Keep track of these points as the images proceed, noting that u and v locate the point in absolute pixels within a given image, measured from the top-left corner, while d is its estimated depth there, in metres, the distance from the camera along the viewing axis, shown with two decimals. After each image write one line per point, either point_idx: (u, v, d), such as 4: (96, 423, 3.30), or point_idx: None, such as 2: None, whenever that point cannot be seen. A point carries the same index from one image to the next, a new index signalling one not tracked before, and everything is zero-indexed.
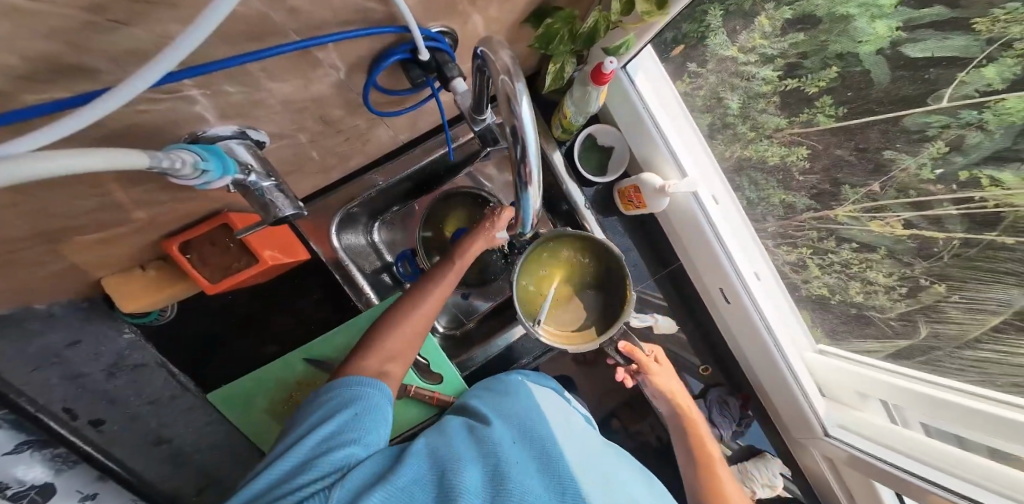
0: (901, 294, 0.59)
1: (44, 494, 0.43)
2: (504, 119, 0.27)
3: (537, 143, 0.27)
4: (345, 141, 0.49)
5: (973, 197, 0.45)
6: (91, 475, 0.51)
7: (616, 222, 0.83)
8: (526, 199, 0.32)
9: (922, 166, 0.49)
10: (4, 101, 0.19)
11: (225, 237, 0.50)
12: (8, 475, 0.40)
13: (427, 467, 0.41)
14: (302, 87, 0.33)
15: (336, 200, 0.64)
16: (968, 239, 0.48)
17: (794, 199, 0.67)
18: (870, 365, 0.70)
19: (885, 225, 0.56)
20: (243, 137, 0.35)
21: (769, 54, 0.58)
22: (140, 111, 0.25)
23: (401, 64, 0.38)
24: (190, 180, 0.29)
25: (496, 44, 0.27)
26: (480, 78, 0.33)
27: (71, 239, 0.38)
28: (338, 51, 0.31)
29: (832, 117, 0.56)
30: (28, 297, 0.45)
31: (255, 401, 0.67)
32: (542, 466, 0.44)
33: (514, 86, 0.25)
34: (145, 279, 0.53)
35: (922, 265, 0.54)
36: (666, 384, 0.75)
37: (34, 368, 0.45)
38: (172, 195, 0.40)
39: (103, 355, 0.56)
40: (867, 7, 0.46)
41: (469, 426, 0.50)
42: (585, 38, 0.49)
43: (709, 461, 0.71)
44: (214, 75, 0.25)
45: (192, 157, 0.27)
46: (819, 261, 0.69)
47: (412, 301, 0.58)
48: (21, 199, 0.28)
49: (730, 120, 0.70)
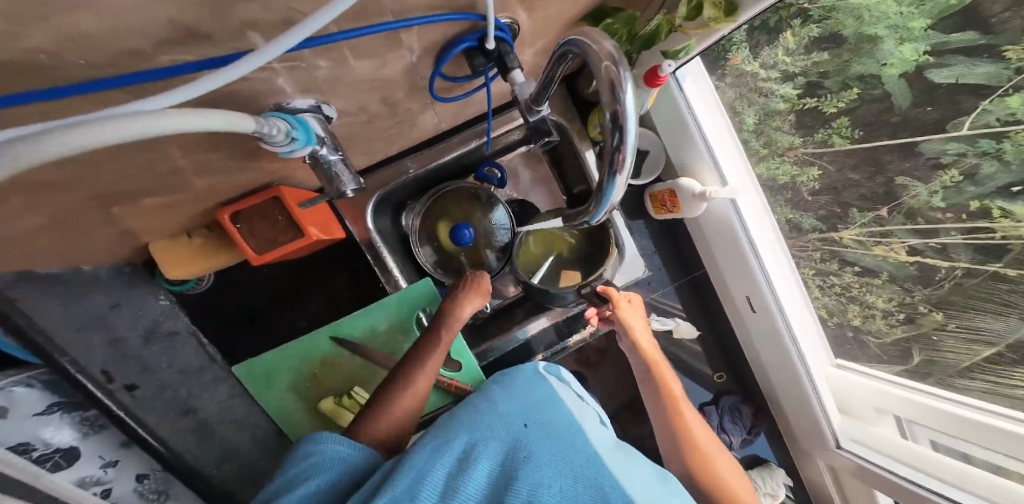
0: (899, 320, 0.62)
1: (70, 458, 0.45)
2: (602, 107, 0.28)
3: (635, 133, 0.28)
4: (395, 125, 0.50)
5: (985, 226, 0.48)
6: (114, 442, 0.52)
7: (642, 226, 0.85)
8: (609, 188, 0.31)
9: (933, 193, 0.51)
10: (142, 58, 0.19)
11: (274, 210, 0.51)
12: (36, 438, 0.43)
13: (437, 464, 0.44)
14: (377, 68, 0.33)
15: (374, 182, 0.66)
16: (972, 269, 0.51)
17: (800, 219, 0.69)
18: (889, 382, 0.69)
19: (889, 250, 0.59)
20: (318, 112, 0.35)
21: (790, 72, 0.59)
22: (245, 79, 0.25)
23: (465, 52, 0.38)
24: (279, 146, 0.30)
25: (595, 33, 0.28)
26: (557, 65, 0.34)
27: (133, 202, 0.38)
28: (419, 35, 0.31)
29: (848, 139, 0.57)
30: (72, 258, 0.46)
31: (277, 381, 0.69)
32: (556, 456, 0.45)
33: (620, 74, 0.26)
34: (191, 247, 0.54)
35: (923, 293, 0.58)
36: (633, 322, 0.69)
37: (77, 329, 0.47)
38: (230, 168, 0.40)
39: (139, 320, 0.58)
40: (896, 29, 0.47)
41: (470, 414, 0.51)
42: (645, 39, 0.51)
43: (673, 400, 0.64)
44: (315, 51, 0.26)
45: (285, 124, 0.28)
46: (820, 282, 0.71)
47: (403, 384, 0.58)
48: (109, 162, 0.28)
49: (743, 136, 0.71)
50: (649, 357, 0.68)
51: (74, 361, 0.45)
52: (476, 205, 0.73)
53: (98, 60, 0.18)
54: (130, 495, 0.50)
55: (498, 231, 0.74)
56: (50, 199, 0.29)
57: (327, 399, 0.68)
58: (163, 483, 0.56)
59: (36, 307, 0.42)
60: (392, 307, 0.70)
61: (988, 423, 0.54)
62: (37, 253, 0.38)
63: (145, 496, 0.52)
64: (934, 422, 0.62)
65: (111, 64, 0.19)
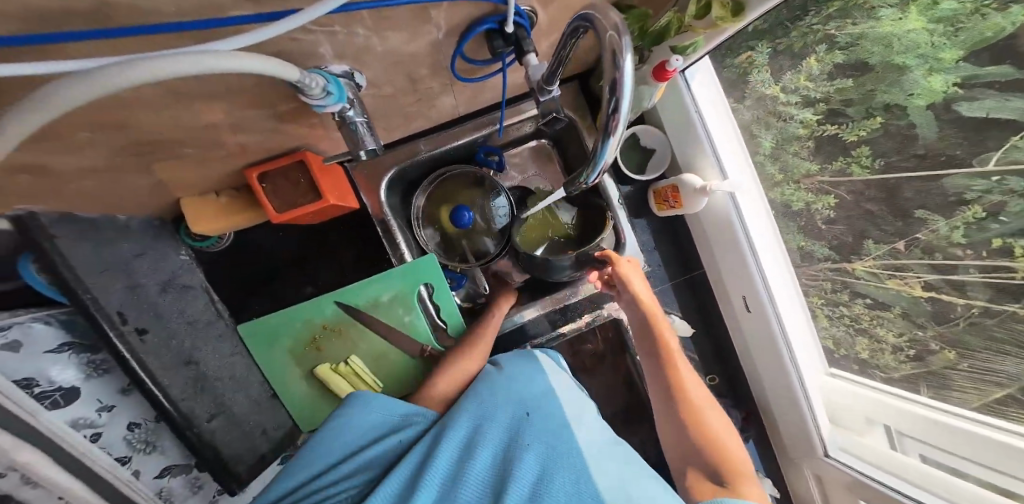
0: (909, 357, 0.64)
1: (69, 398, 0.50)
2: (604, 74, 0.31)
3: (630, 99, 0.31)
4: (416, 102, 0.53)
5: (1006, 266, 0.48)
6: (115, 387, 0.57)
7: (645, 223, 0.87)
8: (603, 150, 0.35)
9: (954, 229, 0.52)
10: (214, 11, 0.23)
11: (297, 174, 0.55)
12: (42, 375, 0.48)
13: (451, 452, 0.52)
14: (407, 41, 0.36)
15: (389, 159, 0.69)
16: (990, 308, 0.52)
17: (812, 247, 0.71)
18: (881, 391, 0.70)
19: (904, 284, 0.60)
20: (350, 79, 0.38)
21: (812, 98, 0.62)
22: (293, 38, 0.28)
23: (485, 33, 0.41)
24: (315, 100, 0.33)
25: (603, 7, 0.31)
26: (567, 41, 0.37)
27: (174, 154, 0.42)
28: (446, 13, 0.34)
29: (868, 169, 0.59)
30: (107, 205, 0.49)
31: (279, 340, 0.72)
32: (551, 459, 0.52)
33: (621, 42, 0.29)
34: (215, 204, 0.57)
35: (936, 329, 0.59)
36: (633, 278, 0.70)
37: (101, 271, 0.49)
38: (262, 129, 0.43)
39: (159, 270, 0.61)
40: (925, 60, 0.50)
41: (475, 399, 0.60)
42: (654, 37, 0.55)
43: (669, 353, 0.67)
44: (355, 16, 0.29)
45: (323, 81, 0.32)
46: (829, 312, 0.74)
47: (432, 382, 0.68)
48: (161, 109, 0.31)
49: (758, 159, 0.74)
50: (648, 311, 0.69)
51: (94, 301, 0.46)
52: (477, 189, 0.78)
53: (182, 9, 0.21)
54: (119, 443, 0.55)
55: (497, 216, 0.79)
56: (107, 139, 0.33)
57: (323, 366, 0.71)
58: (153, 434, 0.60)
59: (69, 246, 0.45)
60: (397, 278, 0.73)
61: (978, 432, 0.55)
62: (78, 194, 0.41)
63: (133, 446, 0.57)
64: (945, 441, 0.60)
65: (190, 13, 0.22)
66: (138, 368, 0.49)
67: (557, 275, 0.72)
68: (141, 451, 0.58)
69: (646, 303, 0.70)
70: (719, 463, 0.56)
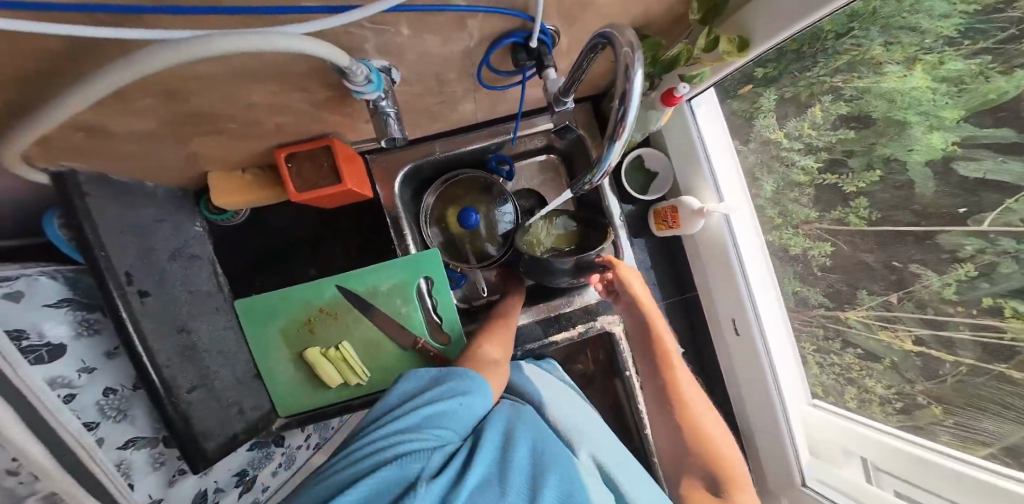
0: (896, 409, 0.67)
1: (54, 355, 0.48)
2: (617, 83, 0.33)
3: (637, 108, 0.34)
4: (439, 103, 0.56)
5: (994, 325, 0.51)
6: (100, 350, 0.54)
7: (643, 243, 0.90)
8: (609, 152, 0.39)
9: (946, 285, 0.55)
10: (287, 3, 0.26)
11: (320, 158, 0.58)
12: (33, 328, 0.46)
13: (497, 445, 0.53)
14: (443, 45, 0.40)
15: (406, 155, 0.73)
16: (977, 367, 0.54)
17: (808, 293, 0.74)
18: (872, 428, 0.70)
19: (894, 336, 0.63)
20: (387, 74, 0.41)
21: (814, 146, 0.66)
22: (347, 31, 0.31)
23: (511, 46, 0.45)
24: (356, 86, 0.36)
25: (622, 26, 0.34)
26: (586, 55, 0.40)
27: (212, 129, 0.44)
28: (481, 24, 0.38)
29: (864, 219, 0.62)
30: (137, 170, 0.52)
31: (274, 318, 0.73)
32: (577, 465, 0.55)
33: (634, 57, 0.31)
34: (240, 180, 0.61)
35: (924, 384, 0.61)
36: (632, 282, 0.72)
37: (119, 231, 0.50)
38: (297, 113, 0.46)
39: (173, 237, 0.63)
40: (927, 117, 0.52)
41: (505, 405, 0.64)
42: (665, 64, 0.58)
43: (666, 355, 0.69)
44: (403, 18, 0.32)
45: (366, 70, 0.35)
46: (820, 359, 0.76)
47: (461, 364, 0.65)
48: (220, 84, 0.34)
49: (759, 202, 0.78)
50: (647, 314, 0.71)
51: (107, 259, 0.47)
52: (485, 194, 0.80)
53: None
54: (91, 408, 0.50)
55: (503, 222, 0.81)
56: (162, 108, 0.36)
57: (313, 349, 0.72)
58: (126, 402, 0.55)
59: (98, 206, 0.47)
60: (399, 268, 0.74)
61: (971, 474, 0.55)
62: (120, 155, 0.44)
63: (104, 412, 0.52)
64: (933, 481, 0.60)
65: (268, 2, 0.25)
66: (132, 331, 0.48)
67: (553, 280, 0.73)
68: (111, 419, 0.52)
69: (645, 306, 0.72)
70: (710, 465, 0.59)
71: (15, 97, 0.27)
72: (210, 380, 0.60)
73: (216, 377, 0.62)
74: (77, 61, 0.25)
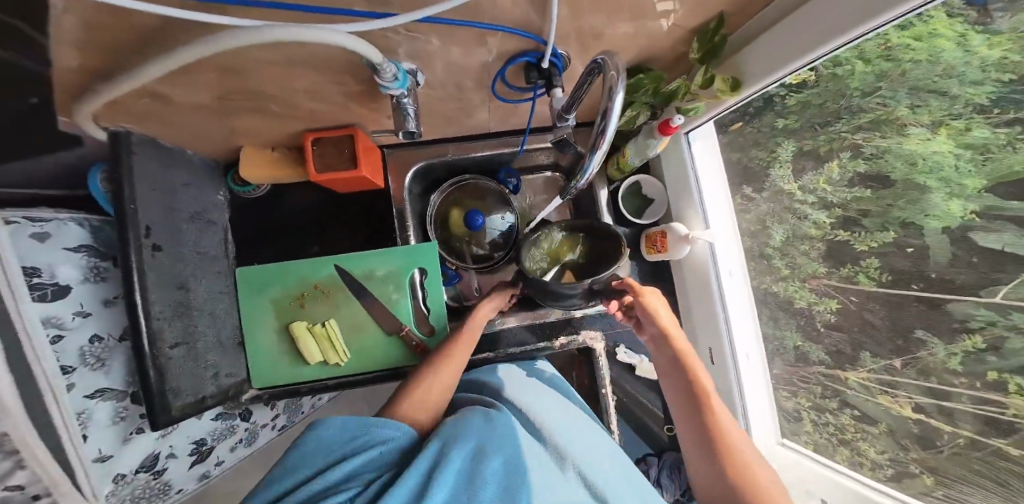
0: (886, 475, 0.64)
1: (58, 295, 0.51)
2: (601, 101, 0.39)
3: (616, 122, 0.39)
4: (456, 109, 0.61)
5: (996, 400, 0.47)
6: (100, 297, 0.58)
7: (635, 266, 0.93)
8: (591, 158, 0.44)
9: (951, 354, 0.51)
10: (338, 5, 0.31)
11: (342, 144, 0.63)
12: (47, 268, 0.50)
13: (463, 459, 0.52)
14: (465, 57, 0.45)
15: (421, 153, 0.78)
16: (975, 440, 0.51)
17: (809, 350, 0.72)
18: (845, 475, 0.68)
19: (893, 401, 0.60)
20: (413, 75, 0.46)
21: (829, 201, 0.62)
22: (383, 34, 0.36)
23: (525, 65, 0.50)
24: (384, 81, 0.41)
25: (613, 54, 0.39)
26: (586, 79, 0.44)
27: (247, 107, 0.49)
28: (500, 42, 0.43)
29: (874, 280, 0.58)
30: (173, 135, 0.57)
31: (270, 289, 0.77)
32: (556, 475, 0.54)
33: (618, 80, 0.36)
34: (267, 155, 0.65)
35: (920, 453, 0.59)
36: (657, 307, 0.71)
37: (150, 189, 0.54)
38: (325, 102, 0.51)
39: (196, 202, 0.67)
40: (947, 185, 0.47)
41: (480, 412, 0.63)
42: (665, 96, 0.64)
43: (698, 385, 0.67)
44: (433, 30, 0.37)
45: (394, 69, 0.39)
46: (815, 417, 0.74)
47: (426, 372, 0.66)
48: (268, 67, 0.39)
49: (769, 250, 0.75)
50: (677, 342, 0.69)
51: (135, 213, 0.50)
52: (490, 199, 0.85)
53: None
54: (73, 352, 0.53)
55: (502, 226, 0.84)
56: (217, 82, 0.41)
57: (300, 322, 0.75)
58: (107, 352, 0.58)
59: (140, 162, 0.52)
60: (398, 256, 0.78)
61: None
62: (170, 121, 0.48)
63: (84, 358, 0.54)
64: None
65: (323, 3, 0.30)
66: (138, 281, 0.50)
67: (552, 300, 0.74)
68: (89, 366, 0.55)
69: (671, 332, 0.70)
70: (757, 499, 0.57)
71: (105, 59, 0.32)
72: (194, 340, 0.61)
73: (199, 336, 0.63)
74: (158, 36, 0.29)
